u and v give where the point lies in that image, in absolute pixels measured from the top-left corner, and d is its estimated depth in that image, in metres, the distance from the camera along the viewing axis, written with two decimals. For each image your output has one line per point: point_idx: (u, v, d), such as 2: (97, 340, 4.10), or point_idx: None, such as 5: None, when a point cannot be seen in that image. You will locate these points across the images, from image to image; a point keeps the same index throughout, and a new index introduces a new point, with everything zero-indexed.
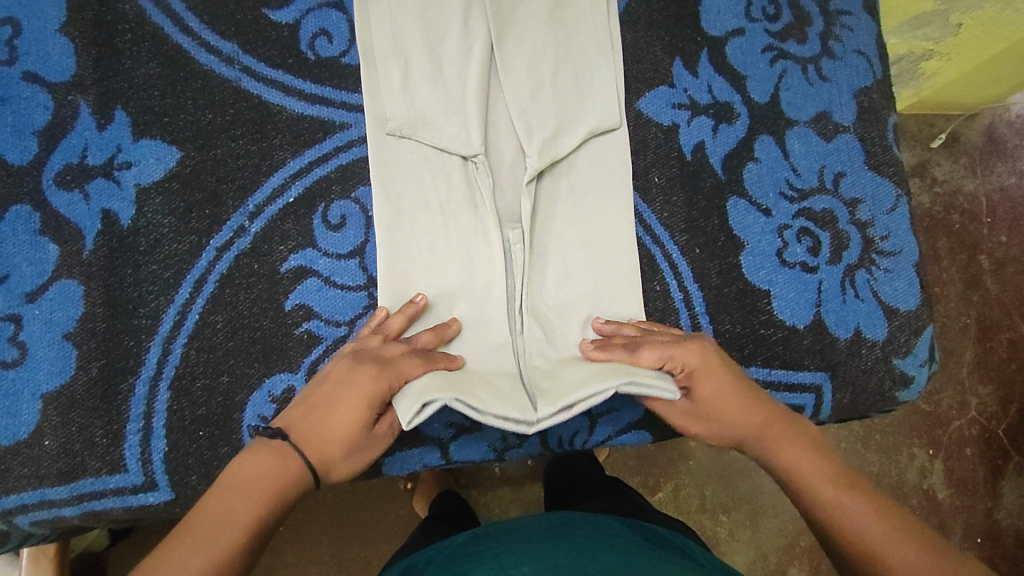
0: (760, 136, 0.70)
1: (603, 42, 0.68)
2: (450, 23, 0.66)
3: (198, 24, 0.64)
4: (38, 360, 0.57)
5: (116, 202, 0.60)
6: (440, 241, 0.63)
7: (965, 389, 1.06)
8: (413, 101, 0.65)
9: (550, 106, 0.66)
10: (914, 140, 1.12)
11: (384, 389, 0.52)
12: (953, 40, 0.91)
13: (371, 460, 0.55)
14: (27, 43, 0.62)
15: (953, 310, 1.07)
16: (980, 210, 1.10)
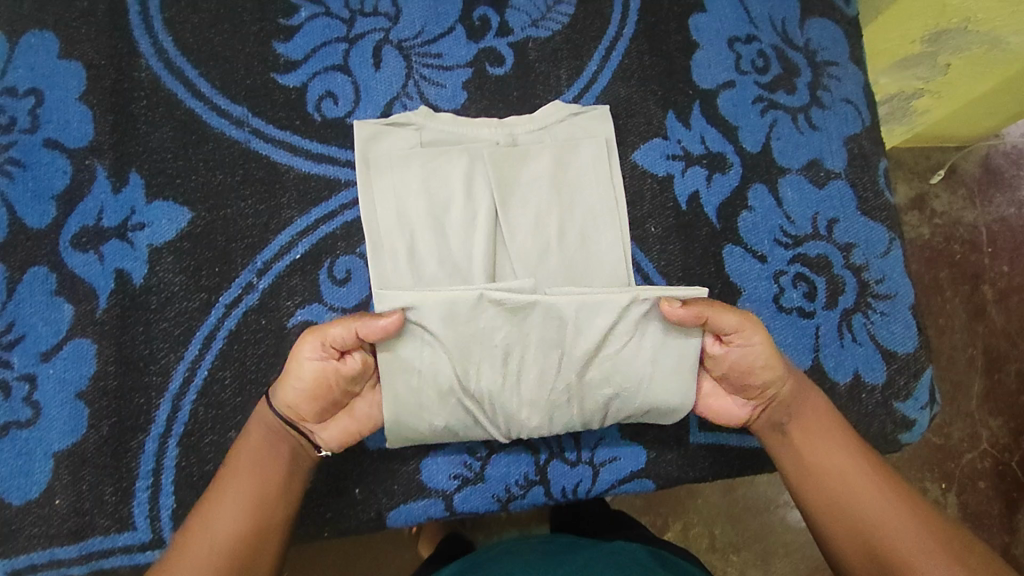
0: (754, 185, 0.72)
1: (607, 195, 0.68)
2: (453, 189, 0.66)
3: (210, 89, 0.67)
4: (51, 419, 0.58)
5: (130, 261, 0.62)
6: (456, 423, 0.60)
7: (975, 421, 1.06)
8: (420, 275, 0.64)
9: (558, 271, 0.66)
10: (912, 173, 1.13)
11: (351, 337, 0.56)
12: (942, 79, 0.93)
13: (290, 390, 0.52)
14: (48, 112, 0.65)
15: (959, 342, 1.07)
16: (980, 241, 1.11)
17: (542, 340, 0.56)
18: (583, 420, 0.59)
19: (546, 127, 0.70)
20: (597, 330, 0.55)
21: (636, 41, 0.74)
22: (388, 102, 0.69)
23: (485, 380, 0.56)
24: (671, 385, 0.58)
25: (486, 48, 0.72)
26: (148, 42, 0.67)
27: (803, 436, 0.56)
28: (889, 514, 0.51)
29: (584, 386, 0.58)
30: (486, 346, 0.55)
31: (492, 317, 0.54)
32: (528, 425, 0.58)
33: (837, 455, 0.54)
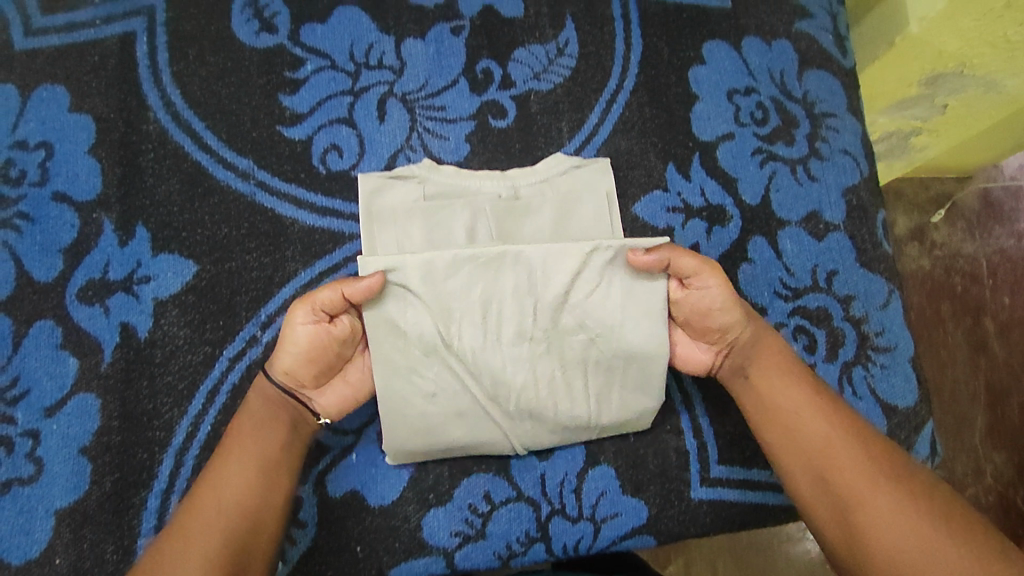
0: (753, 237, 0.73)
1: None
2: (454, 242, 0.66)
3: (217, 142, 0.68)
4: (54, 475, 0.58)
5: (134, 314, 0.63)
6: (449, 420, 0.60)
7: (980, 456, 1.03)
8: None
9: None
10: (912, 206, 1.10)
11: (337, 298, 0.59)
12: (940, 119, 0.92)
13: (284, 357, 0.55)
14: (58, 165, 0.66)
15: (961, 376, 1.04)
16: (981, 273, 1.07)
17: (517, 290, 0.58)
18: (567, 381, 0.61)
19: (547, 180, 0.70)
20: (568, 278, 0.58)
21: (636, 94, 0.75)
22: (392, 155, 0.70)
23: (467, 337, 0.58)
24: (651, 349, 0.60)
25: (489, 101, 0.73)
26: (157, 95, 0.69)
27: (761, 382, 0.59)
28: (837, 457, 0.53)
29: (564, 342, 0.60)
30: (466, 301, 0.58)
31: (468, 269, 0.57)
32: (516, 387, 0.60)
33: (790, 399, 0.57)
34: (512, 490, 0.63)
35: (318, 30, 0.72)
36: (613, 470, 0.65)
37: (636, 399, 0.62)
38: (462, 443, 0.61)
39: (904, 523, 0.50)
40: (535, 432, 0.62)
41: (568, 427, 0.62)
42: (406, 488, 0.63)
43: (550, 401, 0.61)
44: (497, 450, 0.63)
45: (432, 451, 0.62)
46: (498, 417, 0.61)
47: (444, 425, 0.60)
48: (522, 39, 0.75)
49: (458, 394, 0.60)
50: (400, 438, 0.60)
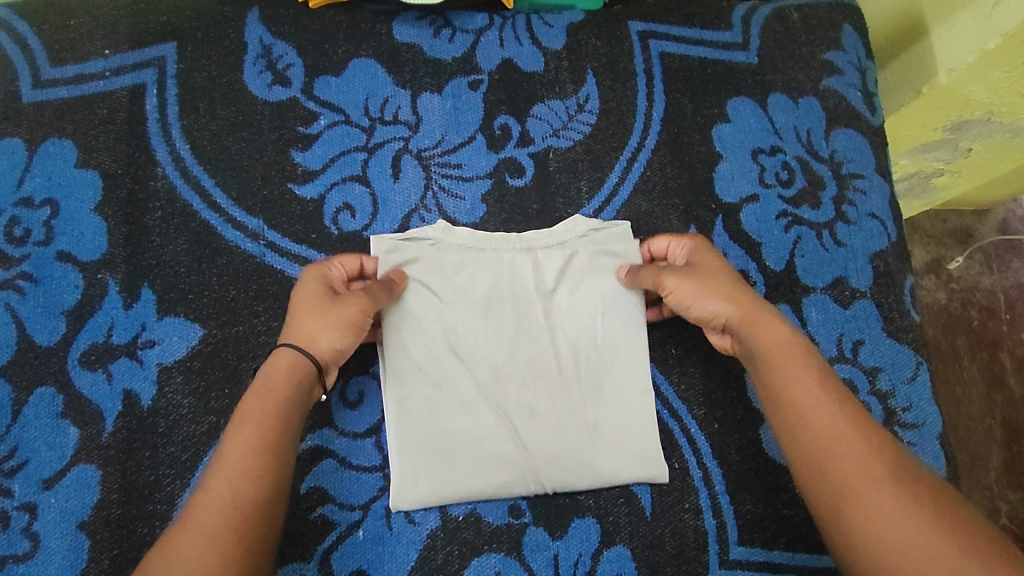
0: (777, 304, 0.71)
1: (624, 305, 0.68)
2: (468, 276, 0.67)
3: (226, 200, 0.66)
4: (50, 552, 0.56)
5: (138, 381, 0.61)
6: (451, 408, 0.63)
7: (995, 494, 0.95)
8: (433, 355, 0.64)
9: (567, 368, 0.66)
10: (928, 237, 1.05)
11: (315, 279, 0.61)
12: (964, 161, 0.89)
13: (342, 336, 0.58)
14: (63, 223, 0.64)
15: (976, 412, 0.98)
16: (999, 307, 1.02)
17: (512, 285, 0.67)
18: (562, 375, 0.65)
19: (564, 240, 0.69)
20: (556, 273, 0.68)
21: (658, 152, 0.73)
22: (405, 215, 0.68)
23: (466, 317, 0.66)
24: (632, 346, 0.67)
25: (507, 159, 0.71)
26: (165, 151, 0.67)
27: (774, 370, 0.57)
28: (844, 449, 0.50)
29: (557, 333, 0.67)
30: (467, 295, 0.66)
31: (468, 264, 0.67)
32: (512, 378, 0.65)
33: (804, 388, 0.55)
34: (524, 573, 0.60)
35: (332, 83, 0.70)
36: (630, 551, 0.62)
37: (630, 402, 0.66)
38: (464, 440, 0.63)
39: (907, 526, 0.45)
40: (537, 430, 0.64)
41: (571, 428, 0.64)
42: (414, 568, 0.60)
43: (546, 394, 0.65)
44: (499, 452, 0.63)
45: (436, 454, 0.62)
46: (497, 408, 0.64)
47: (446, 420, 0.63)
48: (541, 94, 0.73)
49: (456, 389, 0.64)
50: (406, 442, 0.62)
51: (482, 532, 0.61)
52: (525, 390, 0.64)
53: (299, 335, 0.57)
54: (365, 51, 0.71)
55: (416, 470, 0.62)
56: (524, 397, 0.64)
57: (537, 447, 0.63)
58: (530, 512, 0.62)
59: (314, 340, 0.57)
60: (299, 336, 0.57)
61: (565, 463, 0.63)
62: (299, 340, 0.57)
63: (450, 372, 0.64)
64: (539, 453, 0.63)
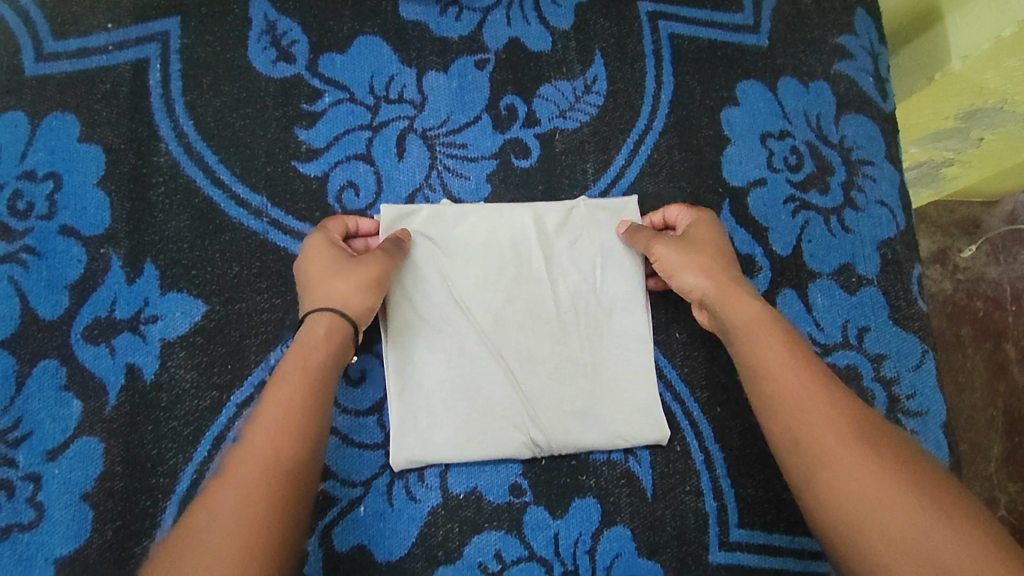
0: (783, 289, 0.70)
1: (628, 272, 0.68)
2: (471, 232, 0.66)
3: (229, 176, 0.66)
4: (54, 523, 0.57)
5: (140, 356, 0.61)
6: (451, 362, 0.64)
7: (994, 484, 0.94)
8: (435, 309, 0.64)
9: (568, 329, 0.66)
10: (934, 227, 1.03)
11: (326, 246, 0.61)
12: (974, 152, 0.86)
13: (365, 290, 0.59)
14: (66, 197, 0.64)
15: (979, 402, 0.96)
16: (1005, 298, 0.99)
17: (511, 236, 0.67)
18: (562, 326, 0.66)
19: (570, 207, 0.68)
20: (557, 225, 0.68)
21: (665, 135, 0.72)
22: (410, 194, 0.68)
23: (467, 272, 0.66)
24: (633, 311, 0.67)
25: (513, 139, 0.70)
26: (169, 126, 0.66)
27: (749, 344, 0.56)
28: (813, 417, 0.50)
29: (559, 292, 0.67)
30: (467, 244, 0.66)
31: (470, 218, 0.67)
32: (512, 327, 0.65)
33: (775, 361, 0.54)
34: (524, 550, 0.61)
35: (337, 61, 0.70)
36: (629, 531, 0.63)
37: (634, 355, 0.66)
38: (464, 388, 0.63)
39: (874, 492, 0.45)
40: (537, 382, 0.64)
41: (571, 376, 0.65)
42: (415, 544, 0.60)
43: (545, 345, 0.65)
44: (498, 407, 0.63)
45: (433, 401, 0.63)
46: (497, 362, 0.64)
47: (447, 367, 0.63)
48: (548, 74, 0.72)
49: (457, 336, 0.64)
50: (404, 387, 0.63)
51: (483, 510, 0.62)
52: (524, 346, 0.65)
53: (326, 298, 0.58)
54: (371, 29, 0.71)
55: (415, 417, 0.62)
56: (522, 353, 0.64)
57: (537, 396, 0.64)
58: (530, 491, 0.63)
59: (344, 299, 0.58)
60: (327, 299, 0.57)
61: (564, 411, 0.64)
62: (327, 303, 0.58)
63: (449, 327, 0.64)
64: (537, 401, 0.64)
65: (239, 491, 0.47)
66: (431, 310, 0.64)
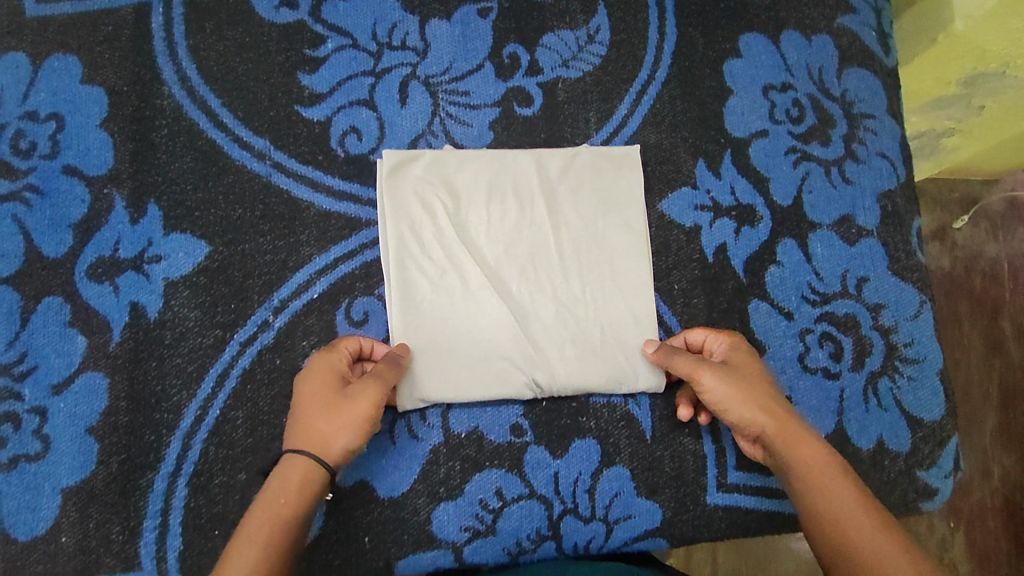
0: (783, 239, 0.71)
1: (629, 216, 0.68)
2: (474, 177, 0.67)
3: (232, 120, 0.66)
4: (60, 454, 0.58)
5: (144, 295, 0.61)
6: (454, 303, 0.64)
7: (988, 457, 0.96)
8: (438, 252, 0.65)
9: (570, 272, 0.66)
10: (935, 204, 1.04)
11: (320, 370, 0.56)
12: (975, 120, 0.86)
13: (352, 434, 0.53)
14: (69, 138, 0.64)
15: (975, 376, 0.98)
16: (1002, 275, 1.01)
17: (514, 181, 0.67)
18: (563, 270, 0.66)
19: (573, 153, 0.69)
20: (559, 171, 0.68)
21: (668, 85, 0.72)
22: (412, 140, 0.68)
23: (471, 216, 0.66)
24: (635, 255, 0.67)
25: (515, 87, 0.70)
26: (172, 69, 0.66)
27: (806, 480, 0.53)
28: (866, 533, 0.48)
29: (561, 237, 0.67)
30: (471, 188, 0.66)
31: (473, 163, 0.67)
32: (514, 270, 0.65)
33: (838, 491, 0.51)
34: (524, 488, 0.62)
35: (340, 6, 0.69)
36: (628, 471, 0.64)
37: (635, 297, 0.66)
38: (467, 328, 0.64)
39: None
40: (540, 323, 0.65)
41: (572, 319, 0.65)
42: (417, 481, 0.62)
43: (548, 288, 0.65)
44: (501, 347, 0.64)
45: (436, 342, 0.63)
46: (501, 304, 0.64)
47: (450, 308, 0.64)
48: (551, 23, 0.72)
49: (460, 277, 0.64)
50: (406, 327, 0.63)
51: (485, 449, 0.63)
52: (527, 289, 0.65)
53: (307, 435, 0.53)
54: None
55: (418, 355, 0.63)
56: (525, 296, 0.65)
57: (538, 337, 0.64)
58: (531, 432, 0.64)
59: (324, 443, 0.52)
60: (307, 438, 0.52)
61: (565, 352, 0.64)
62: (306, 442, 0.52)
63: (453, 269, 0.65)
64: (538, 343, 0.64)
65: None
66: (434, 251, 0.65)
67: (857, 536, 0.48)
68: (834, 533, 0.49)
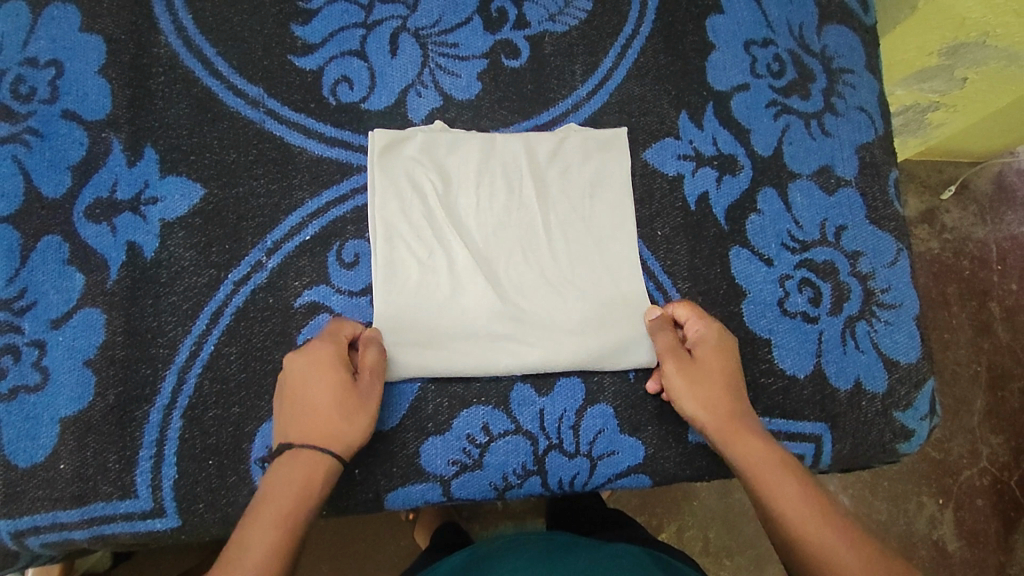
0: (763, 188, 0.73)
1: (618, 194, 0.70)
2: (464, 159, 0.68)
3: (227, 69, 0.68)
4: (59, 385, 0.60)
5: (141, 235, 0.63)
6: (442, 280, 0.65)
7: (975, 437, 1.05)
8: (426, 230, 0.66)
9: (558, 250, 0.68)
10: (923, 187, 1.11)
11: (328, 361, 0.57)
12: (959, 93, 0.89)
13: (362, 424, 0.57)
14: (68, 84, 0.66)
15: (963, 357, 1.06)
16: (990, 258, 1.09)
17: (504, 164, 0.69)
18: (552, 251, 0.68)
19: (563, 135, 0.70)
20: (549, 151, 0.70)
21: (652, 40, 0.74)
22: (403, 89, 0.70)
23: (460, 197, 0.67)
24: (622, 231, 0.69)
25: (503, 40, 0.72)
26: (169, 19, 0.68)
27: (756, 478, 0.56)
28: (814, 531, 0.51)
29: (549, 217, 0.69)
30: (460, 170, 0.68)
31: (464, 144, 0.68)
32: (503, 252, 0.67)
33: (786, 485, 0.55)
34: (510, 424, 0.64)
35: None
36: (612, 409, 0.66)
37: (624, 273, 0.68)
38: (453, 305, 0.65)
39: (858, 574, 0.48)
40: (526, 300, 0.66)
41: (561, 297, 0.67)
42: (406, 416, 0.64)
43: (536, 269, 0.67)
44: (488, 321, 0.65)
45: (426, 320, 0.64)
46: (487, 282, 0.66)
47: (439, 288, 0.65)
48: None
49: (449, 258, 0.66)
50: (397, 305, 0.64)
51: (472, 386, 0.65)
52: (514, 268, 0.67)
53: (323, 431, 0.55)
54: None
55: (405, 327, 0.64)
56: (511, 274, 0.67)
57: (528, 316, 0.66)
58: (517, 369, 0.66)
59: (342, 440, 0.56)
60: (319, 433, 0.55)
61: (554, 326, 0.66)
62: (323, 439, 0.55)
63: (441, 247, 0.66)
64: (526, 317, 0.66)
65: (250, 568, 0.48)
66: (423, 230, 0.66)
67: (806, 533, 0.51)
68: (786, 532, 0.52)
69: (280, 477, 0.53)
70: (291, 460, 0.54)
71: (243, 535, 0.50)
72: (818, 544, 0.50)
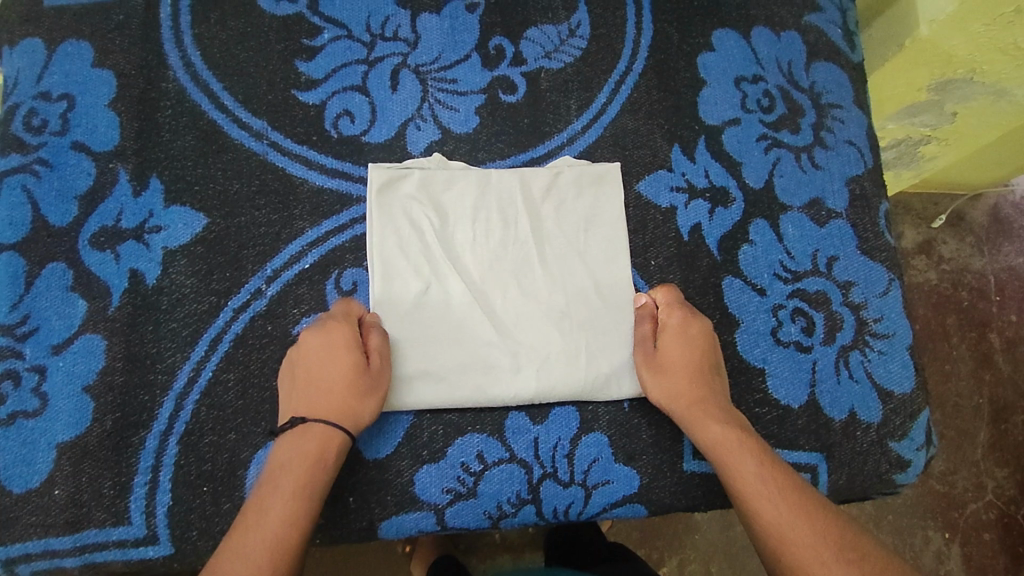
0: (755, 219, 0.74)
1: (613, 229, 0.71)
2: (460, 194, 0.70)
3: (232, 102, 0.70)
4: (57, 410, 0.60)
5: (144, 262, 0.65)
6: (438, 314, 0.66)
7: (980, 470, 1.04)
8: (422, 265, 0.67)
9: (554, 283, 0.69)
10: (919, 219, 1.13)
11: (336, 343, 0.61)
12: (949, 128, 0.91)
13: (370, 399, 0.60)
14: (78, 116, 0.68)
15: (965, 389, 1.06)
16: (988, 289, 1.10)
17: (500, 200, 0.70)
18: (548, 286, 0.69)
19: (557, 171, 0.72)
20: (544, 188, 0.71)
21: (645, 76, 0.76)
22: (402, 123, 0.72)
23: (458, 232, 0.69)
24: (618, 264, 0.70)
25: (500, 76, 0.75)
26: (177, 55, 0.70)
27: (717, 459, 0.59)
28: (768, 509, 0.54)
29: (545, 252, 0.70)
30: (458, 206, 0.69)
31: (460, 180, 0.70)
32: (499, 286, 0.68)
33: (745, 467, 0.58)
34: (505, 452, 0.64)
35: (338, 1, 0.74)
36: (606, 438, 0.66)
37: (619, 306, 0.69)
38: (450, 338, 0.66)
39: (806, 544, 0.51)
40: (522, 334, 0.67)
41: (556, 330, 0.67)
42: (400, 443, 0.64)
43: (533, 302, 0.68)
44: (484, 354, 0.66)
45: (423, 352, 0.65)
46: (483, 316, 0.67)
47: (437, 322, 0.66)
48: (535, 19, 0.76)
49: (445, 291, 0.67)
50: (394, 338, 0.65)
51: (467, 414, 0.65)
52: (509, 301, 0.68)
53: (332, 407, 0.59)
54: None
55: (402, 359, 0.65)
56: (507, 307, 0.67)
57: (525, 350, 0.66)
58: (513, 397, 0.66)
59: (352, 418, 0.59)
60: (327, 410, 0.59)
61: (550, 359, 0.66)
62: (333, 414, 0.58)
63: (438, 281, 0.67)
64: (522, 350, 0.66)
65: (271, 526, 0.52)
66: (420, 264, 0.67)
67: (761, 508, 0.55)
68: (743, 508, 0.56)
69: (295, 449, 0.57)
70: (301, 431, 0.58)
71: (264, 497, 0.54)
72: (772, 518, 0.54)
